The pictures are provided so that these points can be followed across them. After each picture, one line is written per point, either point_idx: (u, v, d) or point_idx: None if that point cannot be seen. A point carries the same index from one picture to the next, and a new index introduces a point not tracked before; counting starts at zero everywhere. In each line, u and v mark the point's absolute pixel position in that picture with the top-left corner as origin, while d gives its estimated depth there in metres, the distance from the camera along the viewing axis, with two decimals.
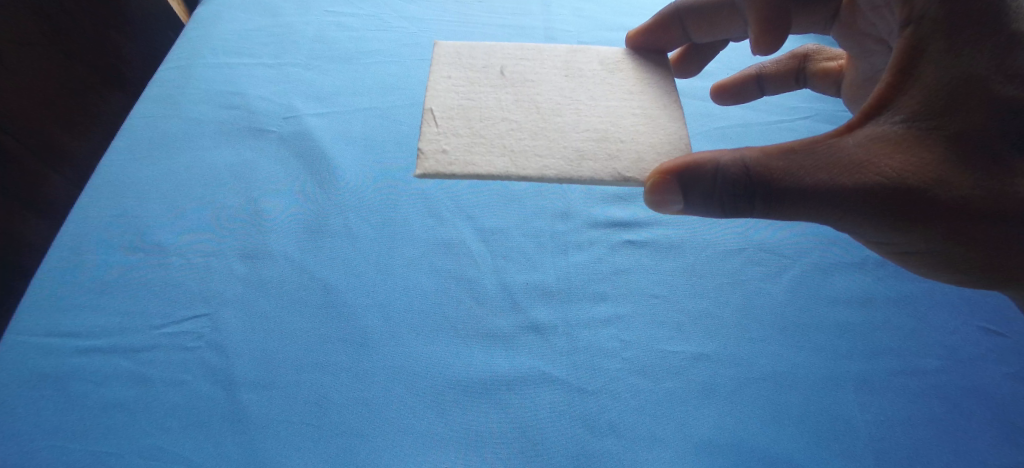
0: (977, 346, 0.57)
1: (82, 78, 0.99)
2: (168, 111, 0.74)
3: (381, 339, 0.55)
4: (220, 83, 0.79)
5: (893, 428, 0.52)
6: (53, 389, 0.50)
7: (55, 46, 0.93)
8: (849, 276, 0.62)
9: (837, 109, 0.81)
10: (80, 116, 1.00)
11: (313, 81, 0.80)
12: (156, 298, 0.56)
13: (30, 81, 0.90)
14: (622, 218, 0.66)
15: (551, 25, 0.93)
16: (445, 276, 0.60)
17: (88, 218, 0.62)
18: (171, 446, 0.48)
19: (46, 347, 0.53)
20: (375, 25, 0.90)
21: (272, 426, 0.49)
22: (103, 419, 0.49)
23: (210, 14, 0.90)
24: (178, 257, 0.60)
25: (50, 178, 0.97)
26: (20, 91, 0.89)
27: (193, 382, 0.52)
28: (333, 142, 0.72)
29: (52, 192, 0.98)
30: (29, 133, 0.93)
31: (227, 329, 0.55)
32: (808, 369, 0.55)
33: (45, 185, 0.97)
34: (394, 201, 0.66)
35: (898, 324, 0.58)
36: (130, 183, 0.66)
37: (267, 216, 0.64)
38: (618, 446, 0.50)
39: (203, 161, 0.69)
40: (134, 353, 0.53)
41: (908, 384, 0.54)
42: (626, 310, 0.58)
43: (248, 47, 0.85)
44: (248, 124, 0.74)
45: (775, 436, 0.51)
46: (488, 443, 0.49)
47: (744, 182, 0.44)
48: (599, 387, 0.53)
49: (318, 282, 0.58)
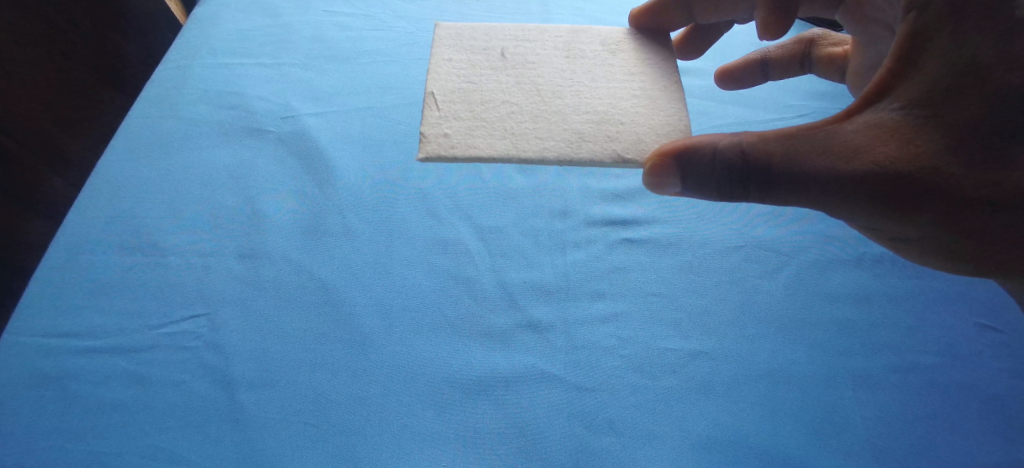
0: (974, 343, 0.57)
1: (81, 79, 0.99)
2: (166, 111, 0.74)
3: (380, 338, 0.55)
4: (218, 84, 0.79)
5: (892, 425, 0.52)
6: (52, 389, 0.50)
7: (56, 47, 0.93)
8: (847, 273, 0.62)
9: (835, 107, 0.81)
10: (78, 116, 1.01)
11: (311, 81, 0.80)
12: (154, 299, 0.56)
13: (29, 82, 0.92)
14: (620, 216, 0.66)
15: (549, 24, 0.93)
16: (444, 275, 0.60)
17: (86, 218, 0.62)
18: (170, 445, 0.48)
19: (44, 347, 0.53)
20: (373, 24, 0.90)
21: (271, 425, 0.49)
22: (101, 419, 0.49)
23: (208, 14, 0.90)
24: (176, 257, 0.60)
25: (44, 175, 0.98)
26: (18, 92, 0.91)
27: (192, 382, 0.52)
28: (331, 141, 0.72)
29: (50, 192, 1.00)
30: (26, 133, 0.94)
31: (226, 328, 0.55)
32: (807, 366, 0.55)
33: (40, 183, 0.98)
34: (393, 200, 0.66)
35: (897, 321, 0.58)
36: (129, 183, 0.66)
37: (266, 215, 0.64)
38: (616, 444, 0.50)
39: (201, 161, 0.69)
40: (133, 353, 0.53)
41: (906, 380, 0.54)
42: (625, 309, 0.58)
43: (246, 47, 0.85)
44: (246, 125, 0.73)
45: (774, 433, 0.51)
46: (487, 442, 0.49)
47: (734, 168, 0.44)
48: (597, 385, 0.53)
49: (316, 282, 0.58)
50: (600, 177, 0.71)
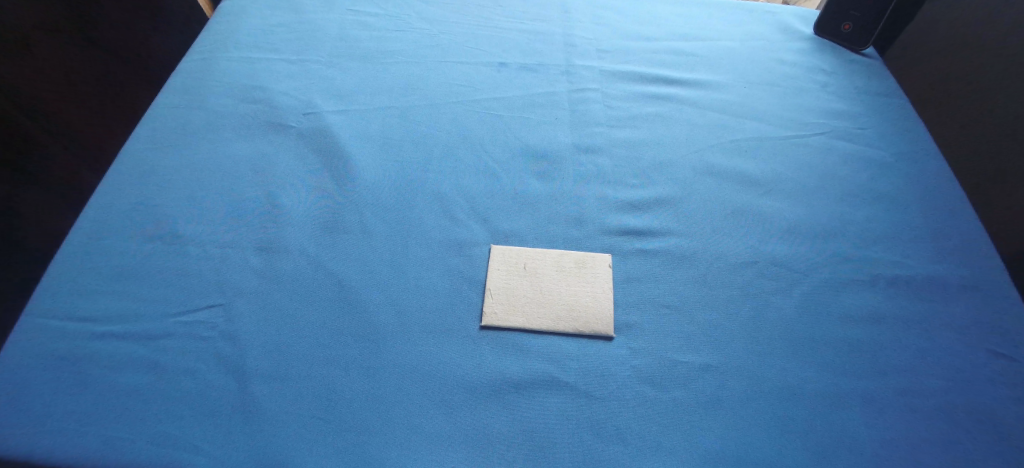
0: (988, 370, 0.56)
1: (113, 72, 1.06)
2: (190, 102, 0.75)
3: (392, 336, 0.55)
4: (243, 77, 0.80)
5: (902, 448, 0.51)
6: (70, 371, 0.51)
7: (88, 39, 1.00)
8: (860, 294, 0.62)
9: (853, 127, 0.81)
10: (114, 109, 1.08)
11: (333, 78, 0.81)
12: (172, 287, 0.57)
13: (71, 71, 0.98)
14: (635, 226, 0.66)
15: (571, 32, 0.94)
16: (458, 276, 0.60)
17: (109, 204, 0.63)
18: (182, 432, 0.49)
19: (62, 330, 0.53)
20: (395, 25, 0.91)
21: (281, 417, 0.50)
22: (114, 404, 0.50)
23: (235, 9, 0.91)
24: (196, 247, 0.60)
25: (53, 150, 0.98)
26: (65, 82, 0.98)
27: (205, 371, 0.52)
28: (350, 139, 0.73)
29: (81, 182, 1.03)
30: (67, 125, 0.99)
31: (242, 320, 0.55)
32: (818, 385, 0.55)
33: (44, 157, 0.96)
34: (410, 200, 0.67)
35: (910, 344, 0.58)
36: (151, 172, 0.66)
37: (284, 209, 0.64)
38: (624, 454, 0.50)
39: (222, 154, 0.69)
40: (149, 339, 0.53)
41: (917, 405, 0.54)
42: (637, 319, 0.58)
43: (271, 42, 0.86)
44: (268, 119, 0.74)
45: (782, 450, 0.51)
46: (495, 445, 0.49)
47: None
48: (606, 394, 0.53)
49: (330, 278, 0.59)
50: (616, 187, 0.71)
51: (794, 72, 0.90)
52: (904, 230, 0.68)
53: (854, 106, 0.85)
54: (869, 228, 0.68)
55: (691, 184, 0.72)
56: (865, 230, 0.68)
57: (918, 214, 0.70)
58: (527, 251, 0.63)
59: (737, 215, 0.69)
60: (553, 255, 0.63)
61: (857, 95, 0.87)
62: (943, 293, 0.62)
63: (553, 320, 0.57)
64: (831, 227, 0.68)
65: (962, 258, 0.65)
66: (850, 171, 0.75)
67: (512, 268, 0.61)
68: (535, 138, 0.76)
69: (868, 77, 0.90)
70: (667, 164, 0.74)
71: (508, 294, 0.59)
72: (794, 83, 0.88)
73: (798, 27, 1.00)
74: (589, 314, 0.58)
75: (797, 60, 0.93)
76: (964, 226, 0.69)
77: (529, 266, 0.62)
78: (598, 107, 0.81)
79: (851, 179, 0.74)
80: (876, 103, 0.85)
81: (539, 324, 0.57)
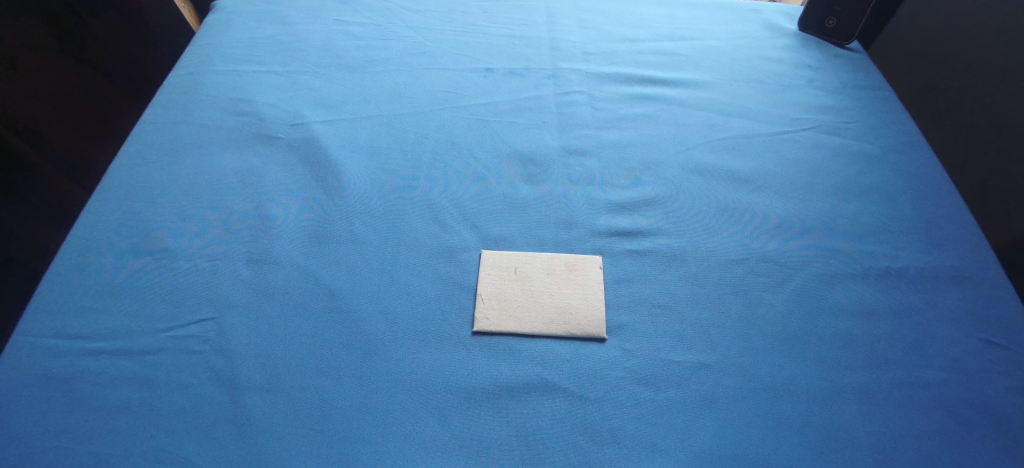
0: (980, 358, 0.57)
1: (99, 87, 1.08)
2: (178, 116, 0.75)
3: (385, 346, 0.55)
4: (230, 90, 0.80)
5: (897, 440, 0.51)
6: (61, 390, 0.51)
7: (75, 55, 1.03)
8: (852, 287, 0.62)
9: (840, 121, 0.82)
10: (99, 127, 1.10)
11: (321, 89, 0.81)
12: (163, 302, 0.57)
13: (56, 89, 1.00)
14: (626, 226, 0.67)
15: (558, 36, 0.94)
16: (449, 283, 0.60)
17: (98, 221, 0.63)
18: (175, 448, 0.48)
19: (53, 349, 0.53)
20: (382, 34, 0.91)
21: (275, 430, 0.49)
22: (107, 422, 0.49)
23: (221, 23, 0.92)
24: (187, 261, 0.60)
25: (37, 166, 0.98)
26: (51, 101, 0.99)
27: (198, 385, 0.52)
28: (340, 149, 0.73)
29: (70, 203, 1.05)
30: (51, 143, 1.01)
31: (235, 333, 0.55)
32: (811, 380, 0.55)
33: (31, 171, 0.97)
34: (402, 208, 0.67)
35: (902, 336, 0.58)
36: (140, 187, 0.66)
37: (274, 221, 0.64)
38: (619, 455, 0.49)
39: (211, 167, 0.69)
40: (141, 355, 0.53)
41: (910, 396, 0.54)
42: (629, 321, 0.58)
43: (258, 55, 0.86)
44: (256, 131, 0.74)
45: (777, 446, 0.51)
46: (489, 451, 0.49)
47: None
48: (600, 396, 0.53)
49: (322, 288, 0.59)
50: (605, 188, 0.71)
51: (779, 69, 0.91)
52: (893, 222, 0.68)
53: (841, 101, 0.85)
54: (858, 222, 0.69)
55: (681, 183, 0.72)
56: (856, 223, 0.68)
57: (906, 206, 0.70)
58: (518, 255, 0.63)
59: (727, 212, 0.69)
60: (544, 259, 0.63)
61: (843, 89, 0.87)
62: (934, 284, 0.62)
63: (545, 323, 0.57)
64: (821, 221, 0.68)
65: (952, 248, 0.66)
66: (838, 165, 0.76)
67: (504, 273, 0.61)
68: (523, 142, 0.76)
69: (854, 71, 0.91)
70: (656, 163, 0.75)
71: (500, 299, 0.59)
72: (779, 79, 0.89)
73: (783, 24, 1.01)
74: (581, 317, 0.58)
75: (782, 57, 0.93)
76: (952, 216, 0.69)
77: (520, 271, 0.62)
78: (585, 109, 0.82)
79: (839, 172, 0.75)
80: (861, 97, 0.86)
81: (531, 328, 0.57)
